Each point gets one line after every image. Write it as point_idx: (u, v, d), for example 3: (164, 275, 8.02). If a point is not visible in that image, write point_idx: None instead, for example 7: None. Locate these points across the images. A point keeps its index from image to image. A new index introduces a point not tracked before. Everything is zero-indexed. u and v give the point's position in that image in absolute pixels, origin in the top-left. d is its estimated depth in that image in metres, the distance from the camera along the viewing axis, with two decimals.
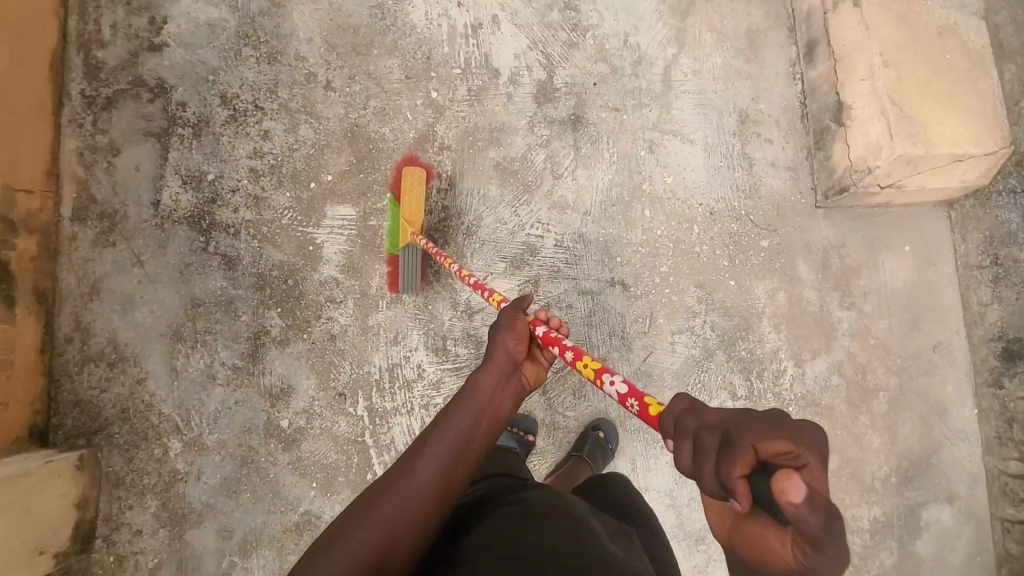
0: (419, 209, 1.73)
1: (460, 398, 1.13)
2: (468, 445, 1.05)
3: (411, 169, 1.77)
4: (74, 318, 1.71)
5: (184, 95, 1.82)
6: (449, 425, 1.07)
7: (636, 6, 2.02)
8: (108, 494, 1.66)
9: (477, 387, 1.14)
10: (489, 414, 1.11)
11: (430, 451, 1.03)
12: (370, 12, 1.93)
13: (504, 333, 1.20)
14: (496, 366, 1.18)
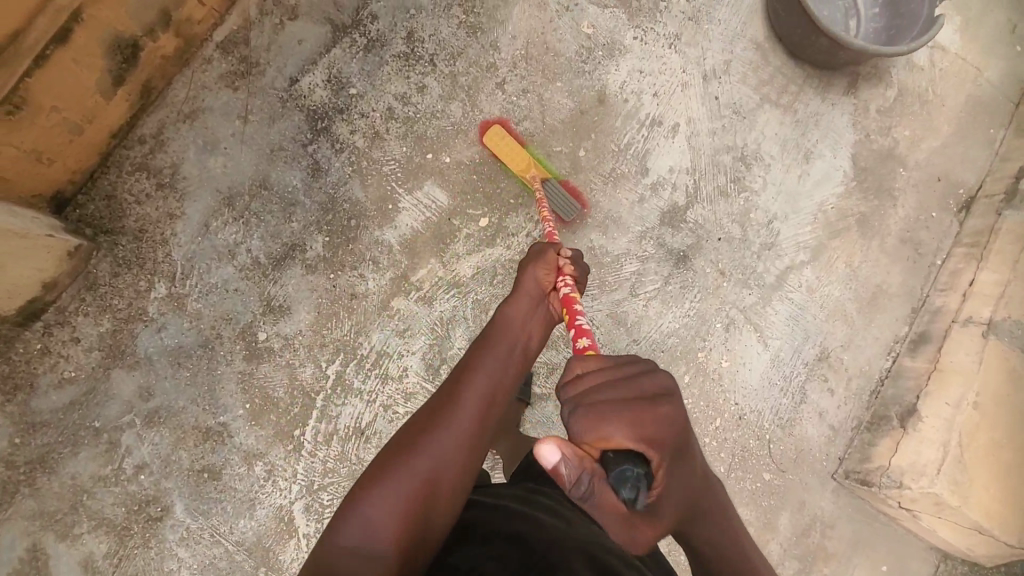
0: (523, 155, 1.81)
1: (491, 337, 1.21)
2: (499, 381, 1.13)
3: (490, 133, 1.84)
4: (159, 127, 1.70)
5: (380, 10, 1.82)
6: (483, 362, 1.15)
7: (799, 199, 1.99)
8: (76, 291, 1.64)
9: (508, 325, 1.23)
10: (522, 344, 1.22)
11: (474, 390, 1.09)
12: (577, 49, 1.93)
13: (537, 266, 1.31)
14: (525, 300, 1.27)
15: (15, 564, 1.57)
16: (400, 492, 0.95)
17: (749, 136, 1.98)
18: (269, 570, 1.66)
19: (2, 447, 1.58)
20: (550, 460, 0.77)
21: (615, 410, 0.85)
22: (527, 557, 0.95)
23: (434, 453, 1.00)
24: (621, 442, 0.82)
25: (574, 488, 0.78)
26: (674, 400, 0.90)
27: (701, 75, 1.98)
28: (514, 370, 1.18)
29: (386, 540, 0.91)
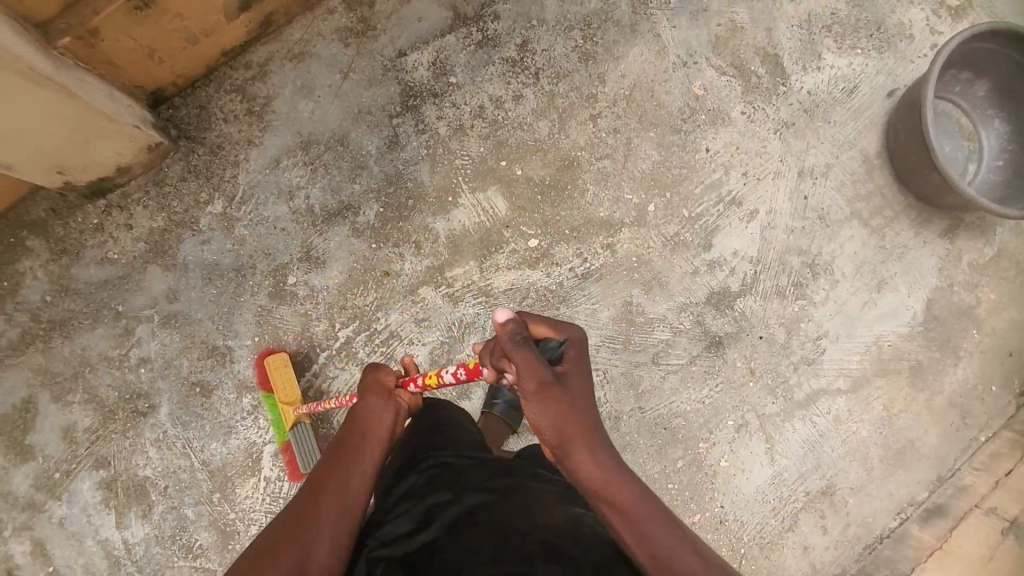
0: (292, 388, 1.66)
1: (344, 430, 1.09)
2: (357, 470, 1.02)
3: (274, 355, 1.68)
4: (268, 58, 1.79)
5: (504, 13, 1.87)
6: (337, 460, 1.02)
7: (856, 326, 1.89)
8: (144, 182, 1.73)
9: (362, 418, 1.11)
10: (382, 428, 1.10)
11: (331, 489, 0.98)
12: (681, 106, 1.91)
13: (376, 367, 1.20)
14: (374, 393, 1.15)
15: (7, 408, 1.66)
16: None
17: (826, 246, 1.90)
18: (222, 498, 1.70)
19: (35, 299, 1.68)
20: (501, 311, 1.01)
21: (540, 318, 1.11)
22: (501, 550, 0.88)
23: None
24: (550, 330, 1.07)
25: (508, 336, 1.01)
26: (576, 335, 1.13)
27: (798, 170, 1.92)
28: (375, 449, 1.06)
29: None
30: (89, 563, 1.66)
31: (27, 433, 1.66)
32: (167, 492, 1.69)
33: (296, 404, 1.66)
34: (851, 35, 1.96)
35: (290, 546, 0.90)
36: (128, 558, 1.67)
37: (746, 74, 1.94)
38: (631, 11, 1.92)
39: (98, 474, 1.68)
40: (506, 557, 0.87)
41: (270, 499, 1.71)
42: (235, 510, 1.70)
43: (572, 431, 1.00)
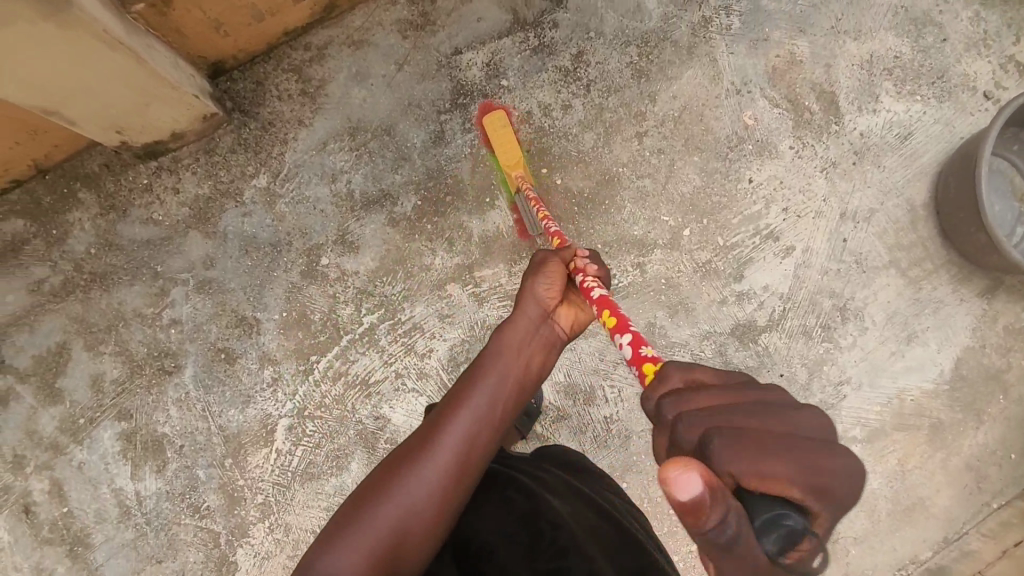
0: (516, 152, 1.75)
1: (479, 363, 1.14)
2: (484, 413, 1.06)
3: (491, 116, 1.79)
4: (327, 42, 1.83)
5: (563, 23, 1.89)
6: (468, 398, 1.07)
7: (880, 376, 1.86)
8: (195, 149, 1.78)
9: (501, 350, 1.17)
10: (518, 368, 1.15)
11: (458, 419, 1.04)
12: (730, 133, 1.90)
13: (537, 278, 1.28)
14: (527, 308, 1.25)
15: (43, 351, 1.73)
16: (369, 539, 0.91)
17: (858, 291, 1.87)
18: (234, 464, 1.75)
19: (79, 250, 1.75)
20: (688, 496, 0.64)
21: (774, 445, 0.71)
22: (535, 543, 0.98)
23: (397, 504, 0.94)
24: (780, 486, 0.69)
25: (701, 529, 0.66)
26: (841, 455, 0.72)
27: (840, 211, 1.89)
28: (507, 392, 1.11)
29: None
30: (101, 509, 1.73)
31: (58, 378, 1.73)
32: (183, 451, 1.75)
33: (519, 168, 1.76)
34: (912, 80, 1.93)
35: (416, 466, 0.98)
36: (139, 509, 1.73)
37: (799, 109, 1.92)
38: (691, 33, 1.92)
39: (120, 425, 1.74)
40: (541, 552, 0.96)
41: (279, 471, 1.76)
42: (244, 477, 1.75)
43: None
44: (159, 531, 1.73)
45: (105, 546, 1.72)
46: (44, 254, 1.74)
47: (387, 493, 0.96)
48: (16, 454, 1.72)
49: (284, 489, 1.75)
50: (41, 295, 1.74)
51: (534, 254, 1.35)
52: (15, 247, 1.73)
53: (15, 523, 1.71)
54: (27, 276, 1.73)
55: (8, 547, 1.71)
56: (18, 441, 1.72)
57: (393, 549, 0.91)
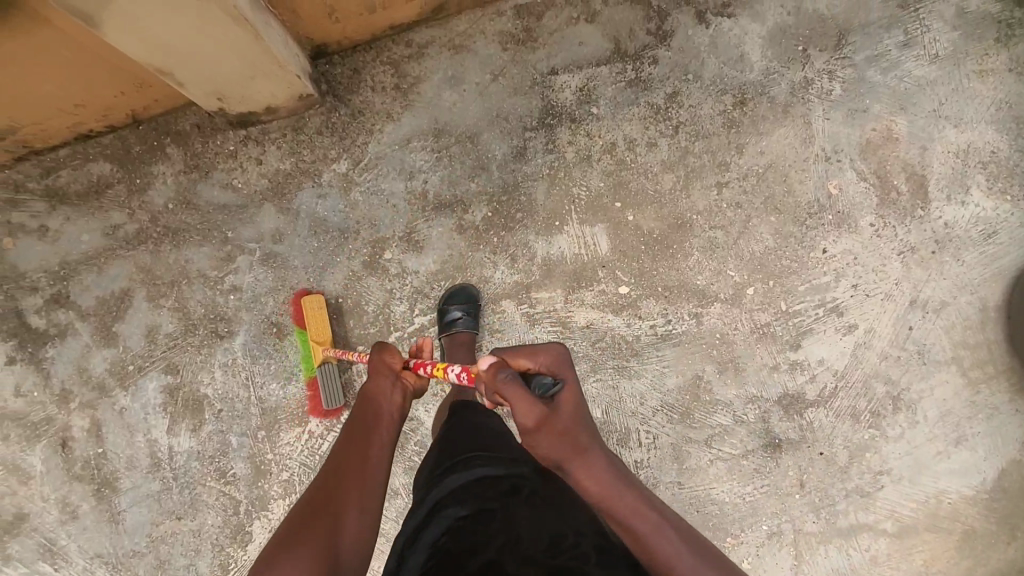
0: (325, 325, 1.75)
1: (358, 413, 1.24)
2: (368, 452, 1.17)
3: (305, 298, 1.75)
4: (428, 42, 1.84)
5: (663, 60, 1.87)
6: (356, 442, 1.18)
7: (920, 472, 1.82)
8: (284, 125, 1.81)
9: (375, 399, 1.26)
10: (389, 410, 1.26)
11: (355, 457, 1.16)
12: (812, 200, 1.87)
13: (384, 350, 1.33)
14: (383, 375, 1.30)
15: (107, 293, 1.78)
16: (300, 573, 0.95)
17: (914, 382, 1.84)
18: (266, 437, 1.79)
19: (158, 203, 1.79)
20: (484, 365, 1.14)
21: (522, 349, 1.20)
22: (556, 544, 0.95)
23: (321, 531, 1.02)
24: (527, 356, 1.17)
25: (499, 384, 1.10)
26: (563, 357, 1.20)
27: (910, 298, 1.86)
28: (389, 423, 1.25)
29: None
30: (133, 456, 1.77)
31: (116, 321, 1.78)
32: (220, 415, 1.79)
33: (327, 344, 1.75)
34: (1008, 178, 1.87)
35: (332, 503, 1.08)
36: (168, 464, 1.78)
37: (887, 187, 1.88)
38: (790, 92, 1.88)
39: (166, 378, 1.78)
40: (561, 551, 0.93)
41: (307, 453, 1.79)
42: (273, 452, 1.79)
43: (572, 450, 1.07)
44: (184, 488, 1.77)
45: (131, 493, 1.77)
46: (124, 201, 1.78)
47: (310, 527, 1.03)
48: (63, 388, 1.77)
49: (309, 471, 1.79)
50: (115, 239, 1.78)
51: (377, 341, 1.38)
52: (100, 189, 1.78)
53: (50, 454, 1.76)
54: (105, 218, 1.78)
55: (40, 476, 1.76)
56: (67, 376, 1.77)
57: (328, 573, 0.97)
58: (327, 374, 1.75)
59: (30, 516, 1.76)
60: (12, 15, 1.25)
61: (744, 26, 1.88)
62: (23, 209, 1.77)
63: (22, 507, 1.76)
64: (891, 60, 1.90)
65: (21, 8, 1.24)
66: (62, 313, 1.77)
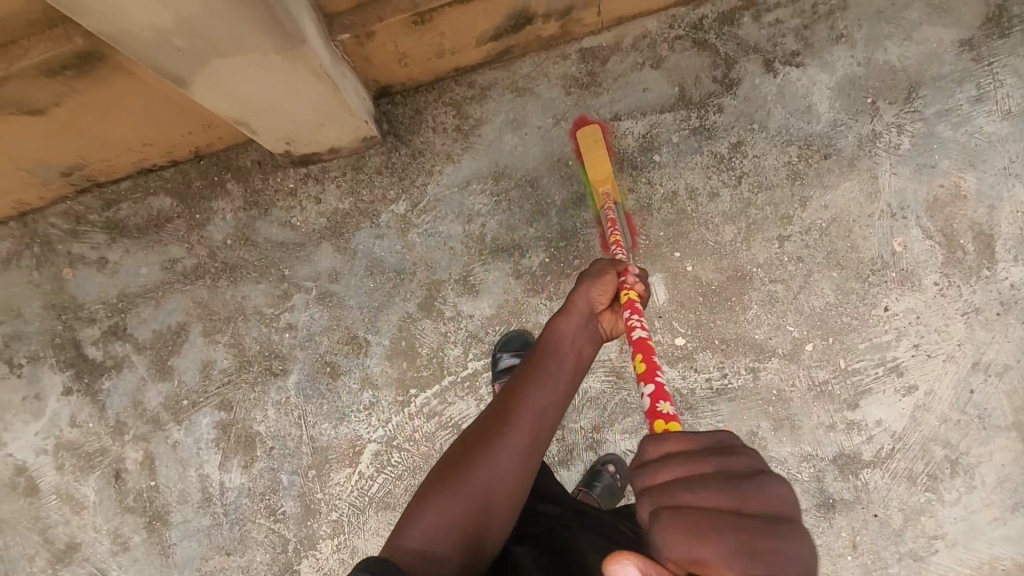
0: (603, 165, 1.68)
1: (541, 348, 1.15)
2: (546, 398, 1.06)
3: (586, 129, 1.72)
4: (491, 84, 1.82)
5: (730, 109, 1.83)
6: (535, 380, 1.08)
7: (976, 538, 1.78)
8: (344, 164, 1.80)
9: (558, 341, 1.17)
10: (572, 356, 1.16)
11: (532, 396, 1.05)
12: (875, 257, 1.84)
13: (591, 284, 1.26)
14: (570, 315, 1.22)
15: (163, 327, 1.78)
16: (451, 508, 0.95)
17: (974, 447, 1.80)
18: (316, 477, 1.79)
19: (217, 239, 1.79)
20: None
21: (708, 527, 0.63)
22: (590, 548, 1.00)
23: (479, 471, 0.98)
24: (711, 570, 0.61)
25: None
26: (800, 533, 0.63)
27: (971, 360, 1.82)
28: (569, 370, 1.13)
29: (444, 550, 0.91)
30: (185, 490, 1.78)
31: (172, 355, 1.79)
32: (272, 453, 1.79)
33: (609, 184, 1.67)
34: None
35: (495, 441, 1.01)
36: (219, 499, 1.79)
37: (952, 246, 1.84)
38: (857, 145, 1.85)
39: (219, 414, 1.79)
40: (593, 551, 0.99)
41: (357, 494, 1.78)
42: (323, 491, 1.78)
43: None
44: (234, 525, 1.78)
45: (182, 527, 1.78)
46: (183, 235, 1.78)
47: (470, 462, 0.99)
48: (117, 420, 1.78)
49: (358, 512, 1.77)
50: (173, 273, 1.78)
51: (594, 262, 1.33)
52: (159, 223, 1.78)
53: (103, 485, 1.78)
54: (164, 252, 1.78)
55: (93, 506, 1.78)
56: (122, 408, 1.78)
57: (475, 518, 0.95)
58: (610, 214, 1.74)
59: (82, 546, 1.77)
60: (96, 69, 1.26)
61: (813, 76, 1.84)
62: (84, 241, 1.78)
63: (74, 536, 1.77)
64: (962, 114, 1.85)
65: (106, 62, 1.24)
66: (119, 345, 1.78)
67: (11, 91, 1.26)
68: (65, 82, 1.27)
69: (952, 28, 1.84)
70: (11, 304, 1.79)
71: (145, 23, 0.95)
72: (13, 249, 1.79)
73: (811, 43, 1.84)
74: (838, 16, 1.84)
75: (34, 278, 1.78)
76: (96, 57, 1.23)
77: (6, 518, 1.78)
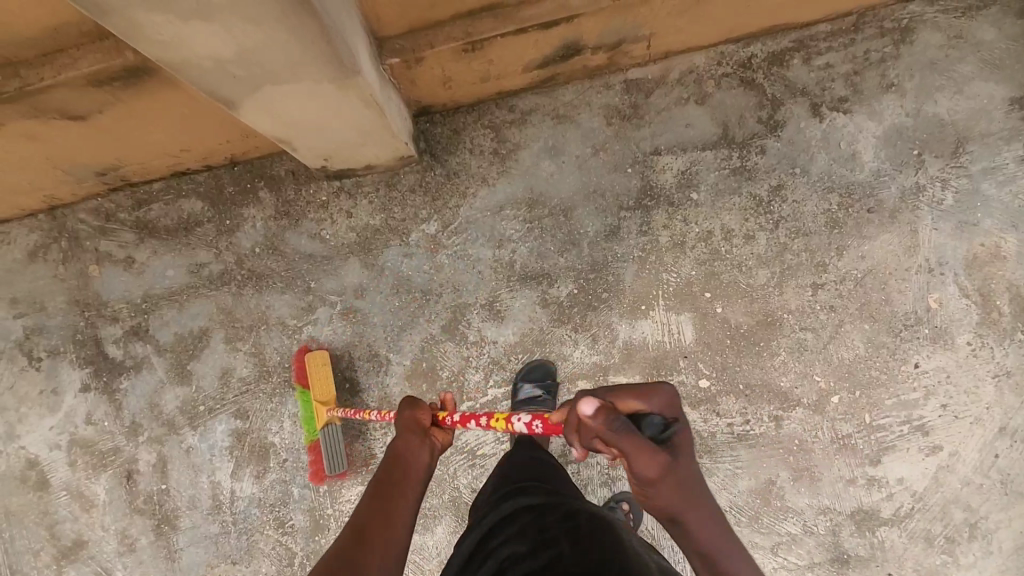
0: (328, 386, 1.68)
1: (378, 478, 1.00)
2: (393, 524, 0.93)
3: (314, 352, 1.68)
4: (532, 109, 1.80)
5: (772, 151, 1.80)
6: (378, 517, 0.93)
7: None
8: (378, 180, 1.79)
9: (397, 462, 1.02)
10: (414, 482, 1.01)
11: (377, 536, 0.90)
12: (908, 311, 1.80)
13: (411, 404, 1.10)
14: (408, 434, 1.07)
15: (186, 331, 1.78)
16: None
17: (993, 512, 1.76)
18: (327, 492, 1.76)
19: (245, 246, 1.77)
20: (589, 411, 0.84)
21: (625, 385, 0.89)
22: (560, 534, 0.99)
23: None
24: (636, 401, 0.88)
25: (611, 432, 0.81)
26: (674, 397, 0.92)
27: (999, 425, 1.78)
28: (412, 487, 1.00)
29: None
30: (195, 496, 1.77)
31: (192, 359, 1.78)
32: (284, 465, 1.77)
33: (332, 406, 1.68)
34: None
35: None
36: (229, 507, 1.77)
37: (989, 306, 1.80)
38: (899, 197, 1.81)
39: (234, 423, 1.77)
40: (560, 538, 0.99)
41: None
42: (333, 507, 1.76)
43: (683, 496, 0.87)
44: (241, 534, 1.76)
45: (189, 533, 1.76)
46: (212, 240, 1.77)
47: None
48: (133, 421, 1.77)
49: None
50: (199, 278, 1.77)
51: (403, 399, 1.12)
52: (189, 226, 1.77)
53: (114, 485, 1.77)
54: (191, 255, 1.77)
55: (103, 505, 1.77)
56: (138, 408, 1.77)
57: None
58: (329, 439, 1.67)
59: (89, 544, 1.76)
60: (142, 81, 1.25)
61: (859, 124, 1.81)
62: (112, 238, 1.78)
63: (82, 533, 1.76)
64: (1009, 173, 1.80)
65: (153, 75, 1.24)
66: (140, 346, 1.78)
67: (57, 98, 1.26)
68: (110, 92, 1.27)
69: (1004, 85, 1.80)
70: (35, 297, 1.78)
71: (206, 52, 0.96)
72: (40, 242, 1.78)
73: (860, 89, 1.81)
74: (890, 64, 1.81)
75: (60, 273, 1.78)
76: (143, 71, 1.22)
77: (15, 511, 1.77)
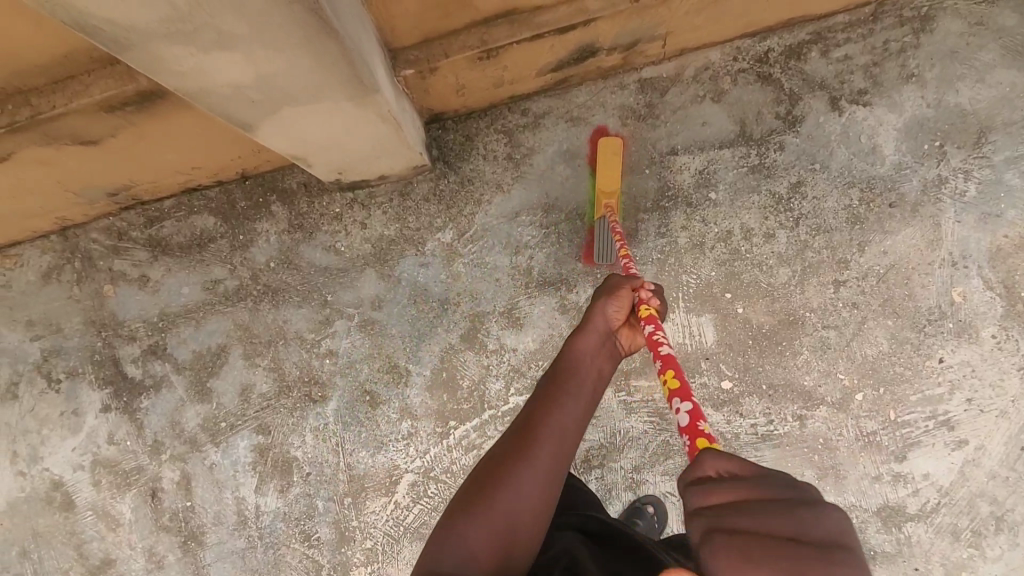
0: (613, 175, 1.68)
1: (563, 365, 1.15)
2: (572, 409, 1.04)
3: (608, 138, 1.69)
4: (545, 112, 1.78)
5: (791, 147, 1.77)
6: (558, 396, 1.06)
7: None
8: (391, 190, 1.77)
9: (579, 356, 1.16)
10: (594, 376, 1.14)
11: (559, 411, 1.03)
12: (932, 306, 1.78)
13: (608, 302, 1.27)
14: (591, 333, 1.23)
15: (203, 348, 1.77)
16: (481, 526, 0.88)
17: (1020, 504, 1.72)
18: (352, 504, 1.74)
19: (260, 261, 1.76)
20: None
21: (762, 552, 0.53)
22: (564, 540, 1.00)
23: (514, 484, 0.92)
24: None
25: None
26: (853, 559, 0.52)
27: None
28: (592, 382, 1.12)
29: (478, 561, 0.85)
30: (220, 512, 1.76)
31: (211, 376, 1.77)
32: (308, 478, 1.76)
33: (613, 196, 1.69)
34: None
35: (525, 457, 0.95)
36: (254, 522, 1.76)
37: (1014, 298, 1.76)
38: (921, 190, 1.78)
39: (256, 438, 1.77)
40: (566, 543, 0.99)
41: (392, 523, 1.73)
42: (358, 519, 1.74)
43: None
44: (268, 548, 1.75)
45: (216, 549, 1.76)
46: (226, 255, 1.76)
47: (501, 478, 0.93)
48: (155, 439, 1.77)
49: (393, 542, 1.72)
50: (214, 294, 1.76)
51: (608, 277, 1.35)
52: (202, 242, 1.76)
53: (139, 504, 1.77)
54: (206, 272, 1.76)
55: (129, 524, 1.77)
56: (159, 427, 1.77)
57: (506, 538, 0.88)
58: (607, 229, 1.66)
59: (117, 562, 1.76)
60: (155, 105, 1.25)
61: (880, 117, 1.78)
62: (126, 257, 1.78)
63: (110, 552, 1.77)
64: None
65: (166, 99, 1.23)
66: (159, 364, 1.77)
67: (69, 125, 1.26)
68: (123, 116, 1.27)
69: None
70: (51, 319, 1.78)
71: (226, 79, 0.94)
72: (53, 263, 1.78)
73: (880, 81, 1.78)
74: (910, 54, 1.77)
75: (75, 294, 1.78)
76: (156, 95, 1.22)
77: (42, 532, 1.78)
